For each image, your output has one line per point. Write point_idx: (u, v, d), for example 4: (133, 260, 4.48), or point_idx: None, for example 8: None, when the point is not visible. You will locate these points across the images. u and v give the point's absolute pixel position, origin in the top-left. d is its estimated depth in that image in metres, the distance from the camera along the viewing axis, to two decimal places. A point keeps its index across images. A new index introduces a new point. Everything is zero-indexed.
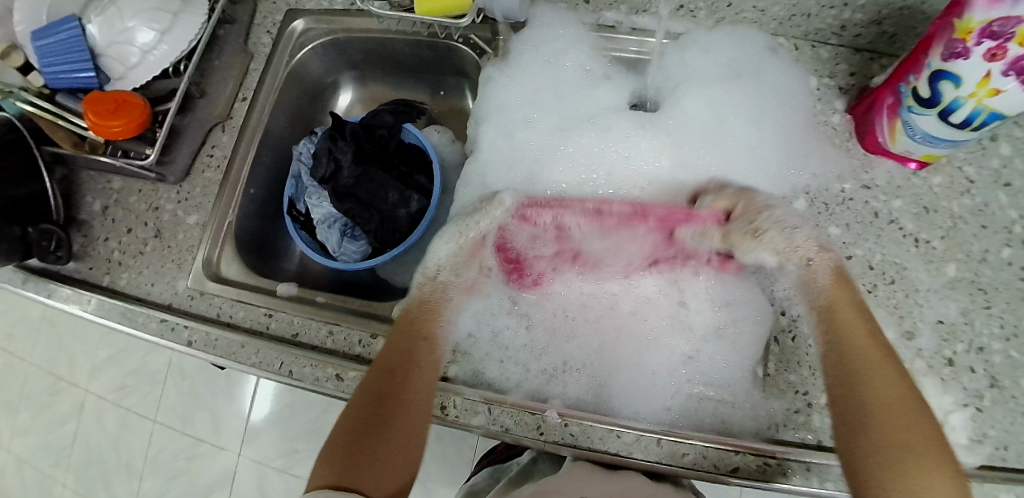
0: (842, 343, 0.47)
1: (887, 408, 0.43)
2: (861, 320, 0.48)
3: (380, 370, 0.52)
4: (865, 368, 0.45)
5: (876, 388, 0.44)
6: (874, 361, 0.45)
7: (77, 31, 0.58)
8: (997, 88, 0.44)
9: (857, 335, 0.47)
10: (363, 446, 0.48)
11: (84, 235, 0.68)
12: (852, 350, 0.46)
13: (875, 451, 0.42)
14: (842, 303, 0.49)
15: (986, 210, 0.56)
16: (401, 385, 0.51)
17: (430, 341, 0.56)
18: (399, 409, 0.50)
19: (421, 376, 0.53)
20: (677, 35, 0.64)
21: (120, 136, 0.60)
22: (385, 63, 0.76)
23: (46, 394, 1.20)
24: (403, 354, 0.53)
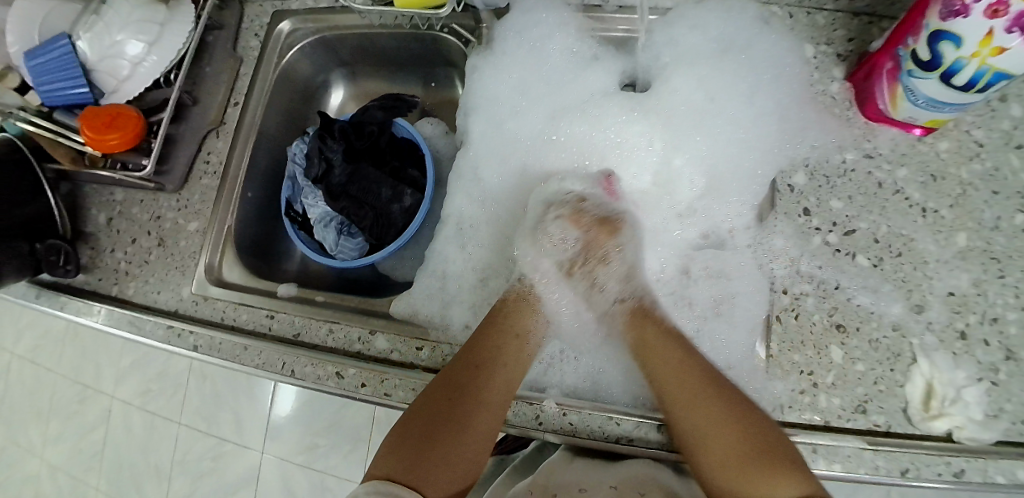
0: (659, 372, 0.52)
1: (712, 432, 0.48)
2: (673, 350, 0.53)
3: (468, 365, 0.53)
4: (685, 399, 0.49)
5: (692, 413, 0.49)
6: (687, 386, 0.50)
7: (68, 48, 0.59)
8: (1001, 46, 0.42)
9: (668, 367, 0.52)
10: (432, 441, 0.50)
11: (91, 248, 0.69)
12: (661, 375, 0.52)
13: (723, 467, 0.47)
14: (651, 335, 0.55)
15: (997, 175, 0.54)
16: (484, 386, 0.52)
17: (523, 337, 0.57)
18: (476, 406, 0.52)
19: (507, 369, 0.54)
20: (664, 11, 0.61)
21: (118, 149, 0.62)
22: (374, 59, 0.76)
23: (75, 401, 1.25)
24: (492, 350, 0.55)
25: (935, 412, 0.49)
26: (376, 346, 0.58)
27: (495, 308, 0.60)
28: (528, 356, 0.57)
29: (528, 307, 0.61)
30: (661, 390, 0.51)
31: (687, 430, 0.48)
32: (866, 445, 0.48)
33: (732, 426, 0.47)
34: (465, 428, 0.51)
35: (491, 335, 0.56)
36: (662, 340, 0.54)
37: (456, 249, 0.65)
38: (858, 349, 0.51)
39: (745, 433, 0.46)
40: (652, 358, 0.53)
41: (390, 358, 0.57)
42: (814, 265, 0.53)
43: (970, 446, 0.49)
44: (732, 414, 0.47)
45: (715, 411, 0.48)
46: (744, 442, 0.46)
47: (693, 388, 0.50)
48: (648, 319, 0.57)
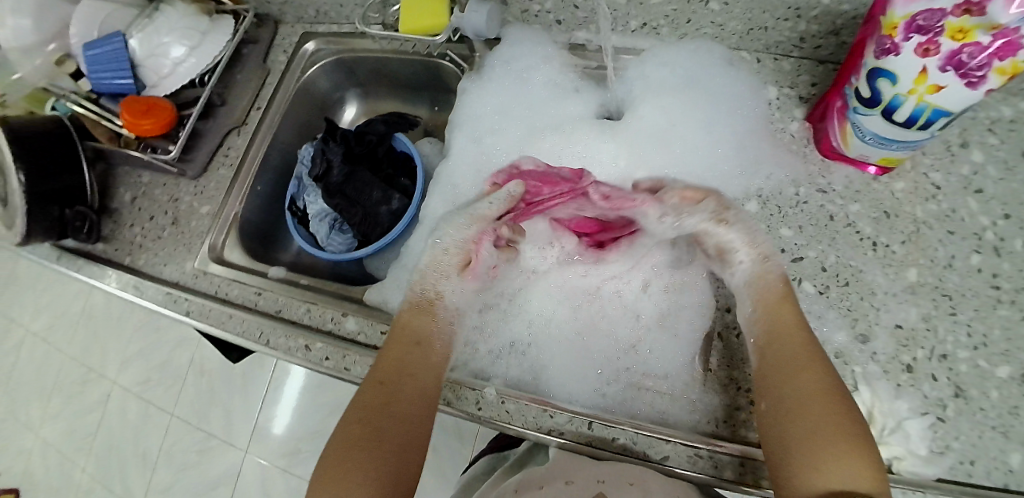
0: (780, 322, 0.49)
1: (813, 398, 0.44)
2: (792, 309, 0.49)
3: (373, 382, 0.51)
4: (800, 358, 0.46)
5: (798, 370, 0.45)
6: (801, 353, 0.46)
7: (121, 44, 0.69)
8: (936, 84, 0.45)
9: (788, 323, 0.48)
10: (354, 466, 0.45)
11: (113, 221, 0.77)
12: (781, 332, 0.48)
13: (792, 437, 0.43)
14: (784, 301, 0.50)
15: (954, 216, 0.55)
16: (391, 398, 0.49)
17: (426, 345, 0.55)
18: (392, 422, 0.48)
19: (412, 378, 0.51)
20: (640, 51, 0.67)
21: (150, 134, 0.71)
22: (386, 81, 0.84)
23: (79, 382, 1.32)
24: (393, 363, 0.52)
25: None
26: (346, 327, 0.62)
27: (390, 326, 0.57)
28: (435, 360, 0.54)
29: (425, 312, 0.58)
30: (770, 348, 0.48)
31: (789, 388, 0.45)
32: None
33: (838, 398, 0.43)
34: (387, 447, 0.47)
35: (389, 347, 0.54)
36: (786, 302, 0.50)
37: (427, 246, 0.70)
38: None
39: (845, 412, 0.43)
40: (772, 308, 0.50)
41: (356, 339, 0.61)
42: None
43: (911, 479, 0.48)
44: (843, 399, 0.43)
45: (823, 379, 0.45)
46: (847, 419, 0.42)
47: (808, 349, 0.46)
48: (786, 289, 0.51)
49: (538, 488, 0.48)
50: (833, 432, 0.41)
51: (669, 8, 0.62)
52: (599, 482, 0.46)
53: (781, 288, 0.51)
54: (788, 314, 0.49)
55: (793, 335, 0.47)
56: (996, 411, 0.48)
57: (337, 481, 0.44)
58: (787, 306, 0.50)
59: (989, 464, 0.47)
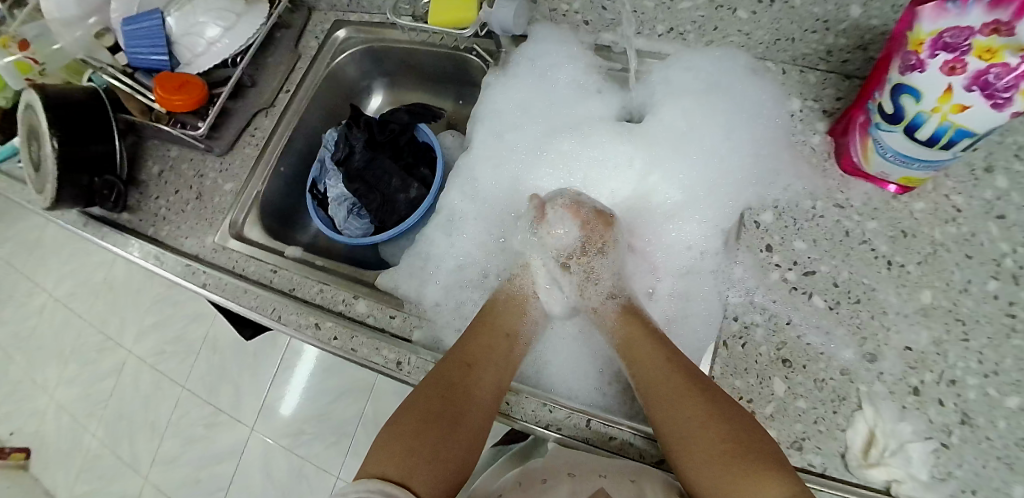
0: (646, 371, 0.52)
1: (702, 432, 0.46)
2: (657, 349, 0.53)
3: (460, 362, 0.55)
4: (668, 399, 0.49)
5: (675, 412, 0.48)
6: (670, 391, 0.49)
7: (159, 21, 0.72)
8: (960, 104, 0.44)
9: (654, 369, 0.52)
10: (427, 437, 0.50)
11: (140, 193, 0.80)
12: (649, 379, 0.52)
13: (703, 481, 0.45)
14: (638, 335, 0.55)
15: (973, 240, 0.54)
16: (474, 383, 0.54)
17: (511, 338, 0.60)
18: (471, 404, 0.53)
19: (495, 368, 0.56)
20: (667, 56, 0.67)
21: (180, 109, 0.73)
22: (412, 72, 0.86)
23: (98, 349, 1.36)
24: (481, 349, 0.57)
25: (872, 460, 0.48)
26: (356, 309, 0.63)
27: (483, 309, 0.62)
28: (517, 355, 0.59)
29: (517, 307, 0.63)
30: (651, 395, 0.51)
31: (673, 432, 0.47)
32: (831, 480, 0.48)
33: (714, 423, 0.46)
34: (457, 429, 0.52)
35: (480, 334, 0.59)
36: (648, 341, 0.54)
37: (441, 235, 0.70)
38: (802, 385, 0.52)
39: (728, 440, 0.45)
40: (638, 356, 0.54)
41: (365, 321, 0.62)
42: (768, 299, 0.55)
43: None
44: (719, 424, 0.46)
45: (700, 407, 0.47)
46: (728, 443, 0.45)
47: (680, 385, 0.49)
48: (638, 316, 0.58)
49: (542, 482, 0.49)
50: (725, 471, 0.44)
51: (696, 14, 0.61)
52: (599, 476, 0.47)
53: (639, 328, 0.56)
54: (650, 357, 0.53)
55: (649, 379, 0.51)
56: (1003, 441, 0.48)
57: (410, 447, 0.49)
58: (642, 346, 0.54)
59: (991, 494, 0.46)
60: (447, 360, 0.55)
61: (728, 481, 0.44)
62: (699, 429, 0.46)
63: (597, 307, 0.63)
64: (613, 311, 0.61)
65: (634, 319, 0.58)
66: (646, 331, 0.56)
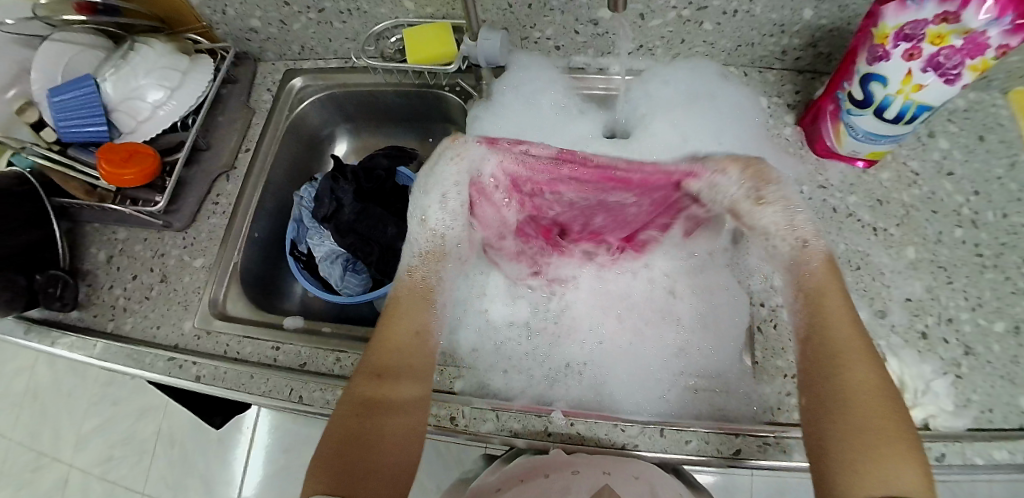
0: (825, 323, 0.46)
1: (871, 397, 0.42)
2: (848, 310, 0.47)
3: (371, 374, 0.49)
4: (844, 362, 0.44)
5: (852, 366, 0.43)
6: (848, 340, 0.44)
7: (93, 87, 0.63)
8: (920, 84, 0.51)
9: (840, 329, 0.45)
10: (360, 459, 0.43)
11: (87, 285, 0.69)
12: (825, 324, 0.46)
13: (841, 426, 0.41)
14: (834, 289, 0.48)
15: (934, 197, 0.62)
16: (392, 387, 0.48)
17: (422, 335, 0.53)
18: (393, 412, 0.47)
19: (413, 374, 0.50)
20: (639, 71, 0.73)
21: (131, 184, 0.64)
22: (379, 115, 0.83)
23: (28, 470, 1.15)
24: (394, 354, 0.51)
25: (909, 403, 0.54)
26: None
27: (385, 310, 0.55)
28: (430, 352, 0.53)
29: (418, 303, 0.56)
30: (814, 356, 0.46)
31: (844, 384, 0.43)
32: None
33: (886, 393, 0.42)
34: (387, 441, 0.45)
35: (385, 337, 0.52)
36: (842, 299, 0.47)
37: None
38: None
39: (894, 414, 0.41)
40: (824, 307, 0.47)
41: None
42: None
43: (946, 432, 0.53)
44: (892, 396, 0.42)
45: (873, 382, 0.42)
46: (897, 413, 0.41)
47: (867, 339, 0.44)
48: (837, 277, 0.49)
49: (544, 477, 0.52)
50: (884, 431, 0.40)
51: (666, 30, 0.66)
52: (604, 473, 0.50)
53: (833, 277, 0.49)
54: (834, 299, 0.47)
55: (835, 322, 0.46)
56: (1001, 362, 0.55)
57: (343, 474, 0.42)
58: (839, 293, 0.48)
59: (1004, 409, 0.54)
60: (355, 375, 0.49)
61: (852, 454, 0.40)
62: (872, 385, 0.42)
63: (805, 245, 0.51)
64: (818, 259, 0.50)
65: (836, 275, 0.49)
66: (840, 288, 0.49)
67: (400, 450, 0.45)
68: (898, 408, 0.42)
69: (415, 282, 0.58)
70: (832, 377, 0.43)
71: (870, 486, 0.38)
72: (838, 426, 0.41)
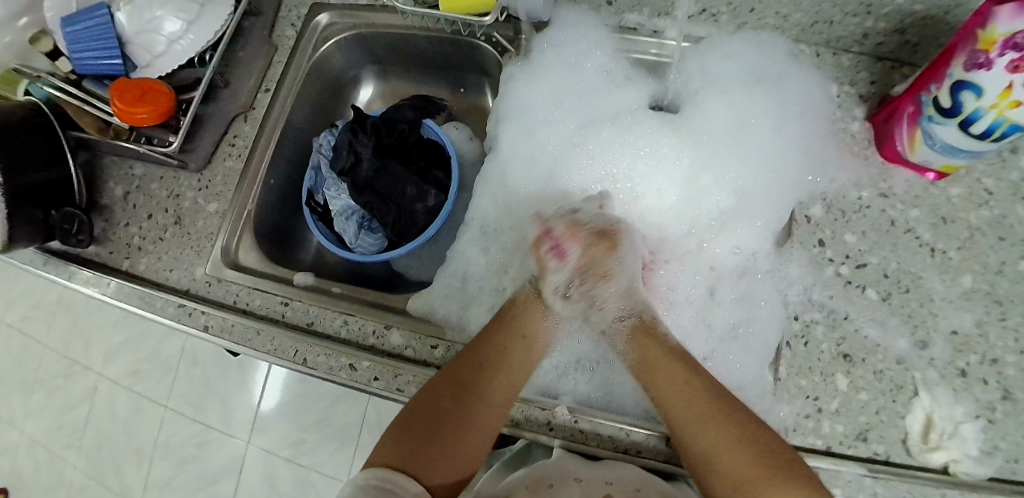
0: (664, 396, 0.51)
1: (726, 453, 0.47)
2: (676, 373, 0.52)
3: (474, 364, 0.54)
4: (688, 430, 0.49)
5: (701, 434, 0.48)
6: (693, 417, 0.49)
7: (106, 18, 0.61)
8: (1018, 100, 0.43)
9: (676, 395, 0.50)
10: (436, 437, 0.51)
11: (105, 220, 0.69)
12: (669, 404, 0.51)
13: (728, 491, 0.46)
14: (659, 358, 0.54)
15: (1004, 223, 0.56)
16: (487, 386, 0.53)
17: (529, 341, 0.58)
18: (480, 408, 0.53)
19: (509, 375, 0.55)
20: (697, 39, 0.65)
21: (146, 123, 0.62)
22: (407, 60, 0.78)
23: (60, 376, 1.23)
24: (498, 350, 0.56)
25: (933, 444, 0.51)
26: (391, 342, 0.58)
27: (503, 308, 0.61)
28: (535, 357, 0.58)
29: (536, 308, 0.61)
30: (670, 414, 0.50)
31: (701, 443, 0.48)
32: (867, 473, 0.50)
33: (738, 446, 0.46)
34: (463, 429, 0.52)
35: (501, 335, 0.57)
36: (669, 361, 0.53)
37: (479, 250, 0.68)
38: (864, 378, 0.53)
39: (760, 456, 0.45)
40: (657, 379, 0.52)
41: (403, 354, 0.58)
42: (825, 295, 0.56)
43: (965, 479, 0.50)
44: (744, 434, 0.46)
45: (720, 427, 0.48)
46: (755, 451, 0.45)
47: (705, 400, 0.49)
48: (654, 337, 0.56)
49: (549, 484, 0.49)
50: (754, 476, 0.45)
51: None
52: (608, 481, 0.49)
53: (657, 347, 0.55)
54: (665, 369, 0.53)
55: (669, 394, 0.51)
56: None
57: (418, 447, 0.50)
58: (666, 358, 0.53)
59: None
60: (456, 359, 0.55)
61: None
62: (716, 438, 0.47)
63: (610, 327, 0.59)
64: (627, 331, 0.58)
65: (651, 341, 0.56)
66: (664, 351, 0.54)
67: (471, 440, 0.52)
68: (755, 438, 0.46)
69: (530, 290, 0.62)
70: (685, 448, 0.49)
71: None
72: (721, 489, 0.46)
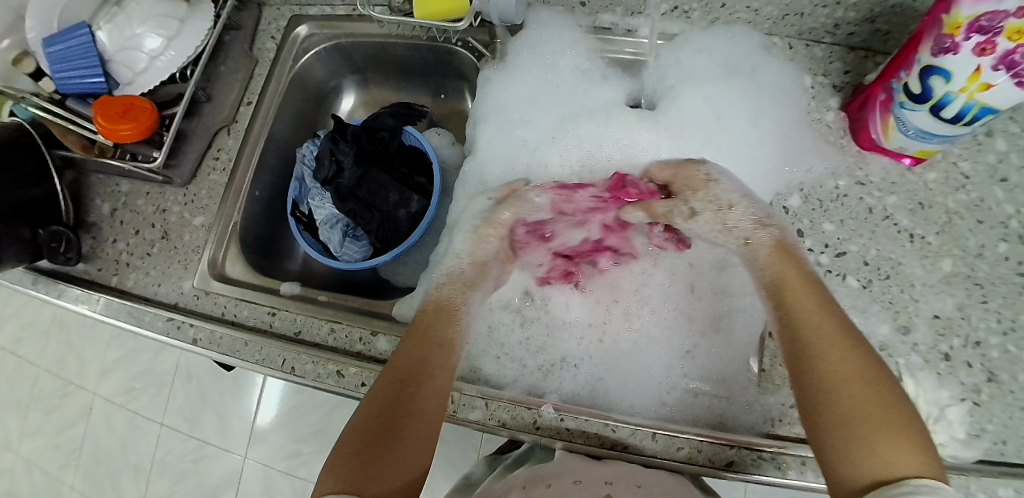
0: (795, 312, 0.46)
1: (849, 385, 0.41)
2: (812, 297, 0.47)
3: (394, 378, 0.49)
4: (823, 343, 0.43)
5: (824, 358, 0.42)
6: (821, 331, 0.44)
7: (88, 37, 0.61)
8: (989, 83, 0.44)
9: (810, 311, 0.46)
10: (375, 456, 0.43)
11: (92, 238, 0.69)
12: (795, 319, 0.46)
13: (838, 426, 0.40)
14: (793, 278, 0.49)
15: (982, 206, 0.56)
16: (414, 395, 0.48)
17: (445, 348, 0.54)
18: (413, 419, 0.47)
19: (433, 379, 0.51)
20: (671, 36, 0.66)
21: (129, 140, 0.62)
22: (388, 68, 0.79)
23: (56, 396, 1.23)
24: (417, 359, 0.51)
25: None
26: (377, 347, 0.58)
27: (413, 323, 0.56)
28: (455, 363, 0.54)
29: (448, 315, 0.58)
30: (797, 335, 0.45)
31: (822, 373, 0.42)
32: None
33: (865, 380, 0.40)
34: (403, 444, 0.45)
35: (413, 345, 0.53)
36: (803, 285, 0.48)
37: None
38: None
39: (882, 402, 0.39)
40: (788, 296, 0.48)
41: (390, 359, 0.58)
42: None
43: (952, 462, 0.50)
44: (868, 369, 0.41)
45: (850, 355, 0.42)
46: (881, 391, 0.40)
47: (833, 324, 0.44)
48: (792, 256, 0.51)
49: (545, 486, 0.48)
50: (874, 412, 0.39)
51: None
52: (606, 483, 0.48)
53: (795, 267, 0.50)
54: (798, 288, 0.48)
55: (805, 312, 0.46)
56: None
57: (358, 471, 0.42)
58: (801, 280, 0.49)
59: (1019, 444, 0.50)
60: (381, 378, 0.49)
61: (844, 439, 0.39)
62: (849, 367, 0.41)
63: (749, 240, 0.54)
64: (768, 246, 0.53)
65: (792, 261, 0.51)
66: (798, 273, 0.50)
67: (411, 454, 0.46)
68: (880, 382, 0.41)
69: (440, 297, 0.59)
70: (809, 368, 0.43)
71: (872, 464, 0.37)
72: (833, 425, 0.40)
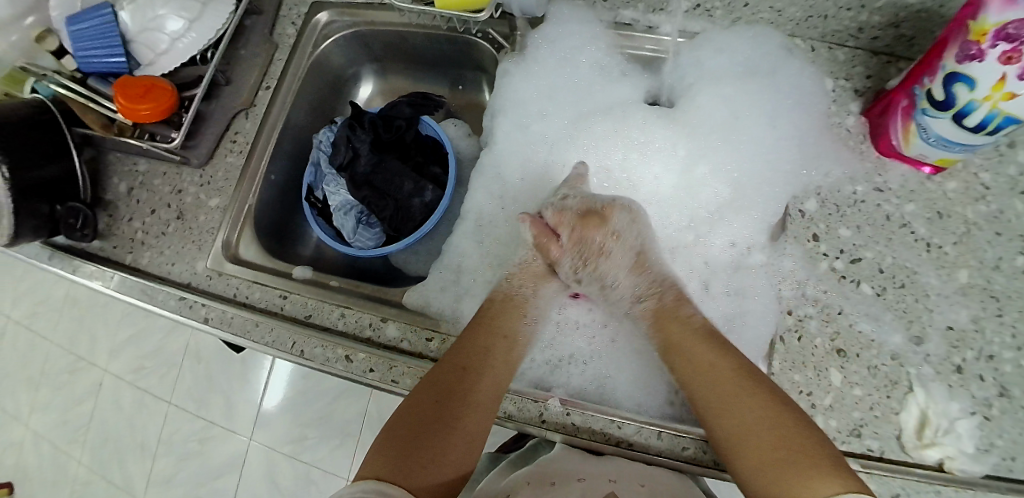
0: (695, 370, 0.52)
1: (764, 431, 0.46)
2: (713, 352, 0.52)
3: (455, 366, 0.53)
4: (720, 402, 0.49)
5: (739, 408, 0.47)
6: (725, 386, 0.49)
7: (110, 17, 0.62)
8: (1012, 92, 0.43)
9: (705, 376, 0.51)
10: (417, 443, 0.48)
11: (109, 215, 0.70)
12: (698, 374, 0.51)
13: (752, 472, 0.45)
14: (676, 342, 0.54)
15: (1001, 218, 0.55)
16: (469, 386, 0.52)
17: (510, 340, 0.57)
18: (464, 409, 0.51)
19: (490, 372, 0.54)
20: (693, 35, 0.65)
21: (149, 120, 0.63)
22: (406, 57, 0.79)
23: (66, 371, 1.25)
24: (479, 351, 0.55)
25: (928, 440, 0.50)
26: (386, 334, 0.59)
27: (482, 311, 0.60)
28: (516, 355, 0.57)
29: (515, 307, 0.60)
30: (698, 398, 0.51)
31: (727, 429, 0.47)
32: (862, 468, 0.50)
33: (771, 423, 0.46)
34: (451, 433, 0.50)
35: (479, 335, 0.56)
36: (694, 341, 0.53)
37: (474, 244, 0.68)
38: (857, 373, 0.53)
39: (787, 443, 0.45)
40: (682, 350, 0.53)
41: (399, 347, 0.58)
42: (819, 290, 0.56)
43: (960, 476, 0.50)
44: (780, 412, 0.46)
45: (752, 404, 0.47)
46: (792, 429, 0.45)
47: (728, 379, 0.49)
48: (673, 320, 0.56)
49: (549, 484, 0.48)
50: (780, 454, 0.44)
51: None
52: (610, 481, 0.47)
53: (680, 327, 0.55)
54: (696, 349, 0.53)
55: (698, 376, 0.51)
56: None
57: (404, 456, 0.47)
58: (690, 337, 0.54)
59: None
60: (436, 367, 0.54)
61: (765, 485, 0.44)
62: (752, 418, 0.47)
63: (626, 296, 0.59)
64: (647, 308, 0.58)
65: (675, 322, 0.55)
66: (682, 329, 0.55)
67: (459, 443, 0.50)
68: (787, 420, 0.46)
69: (509, 290, 0.61)
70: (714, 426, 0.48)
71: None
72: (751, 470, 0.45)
